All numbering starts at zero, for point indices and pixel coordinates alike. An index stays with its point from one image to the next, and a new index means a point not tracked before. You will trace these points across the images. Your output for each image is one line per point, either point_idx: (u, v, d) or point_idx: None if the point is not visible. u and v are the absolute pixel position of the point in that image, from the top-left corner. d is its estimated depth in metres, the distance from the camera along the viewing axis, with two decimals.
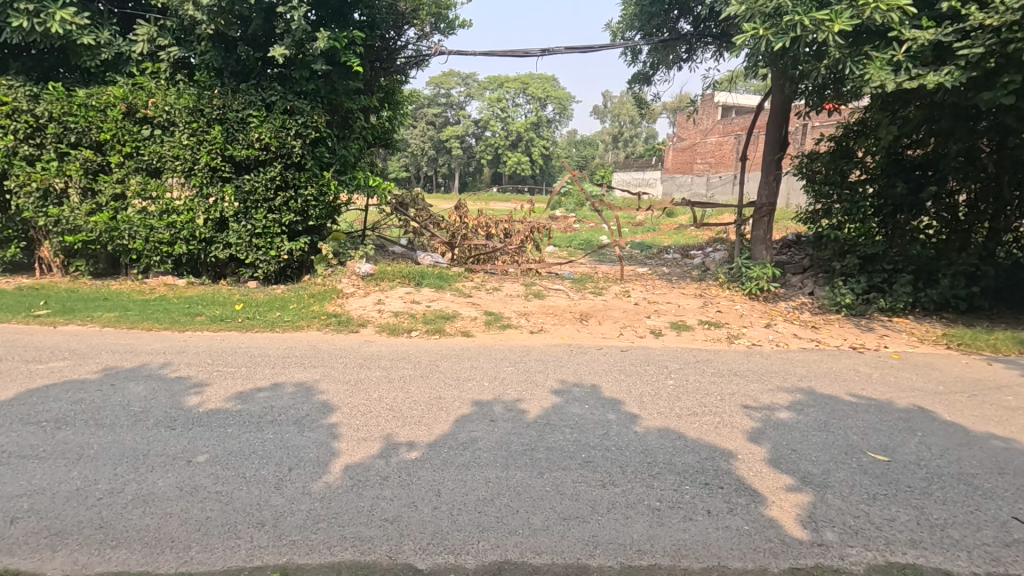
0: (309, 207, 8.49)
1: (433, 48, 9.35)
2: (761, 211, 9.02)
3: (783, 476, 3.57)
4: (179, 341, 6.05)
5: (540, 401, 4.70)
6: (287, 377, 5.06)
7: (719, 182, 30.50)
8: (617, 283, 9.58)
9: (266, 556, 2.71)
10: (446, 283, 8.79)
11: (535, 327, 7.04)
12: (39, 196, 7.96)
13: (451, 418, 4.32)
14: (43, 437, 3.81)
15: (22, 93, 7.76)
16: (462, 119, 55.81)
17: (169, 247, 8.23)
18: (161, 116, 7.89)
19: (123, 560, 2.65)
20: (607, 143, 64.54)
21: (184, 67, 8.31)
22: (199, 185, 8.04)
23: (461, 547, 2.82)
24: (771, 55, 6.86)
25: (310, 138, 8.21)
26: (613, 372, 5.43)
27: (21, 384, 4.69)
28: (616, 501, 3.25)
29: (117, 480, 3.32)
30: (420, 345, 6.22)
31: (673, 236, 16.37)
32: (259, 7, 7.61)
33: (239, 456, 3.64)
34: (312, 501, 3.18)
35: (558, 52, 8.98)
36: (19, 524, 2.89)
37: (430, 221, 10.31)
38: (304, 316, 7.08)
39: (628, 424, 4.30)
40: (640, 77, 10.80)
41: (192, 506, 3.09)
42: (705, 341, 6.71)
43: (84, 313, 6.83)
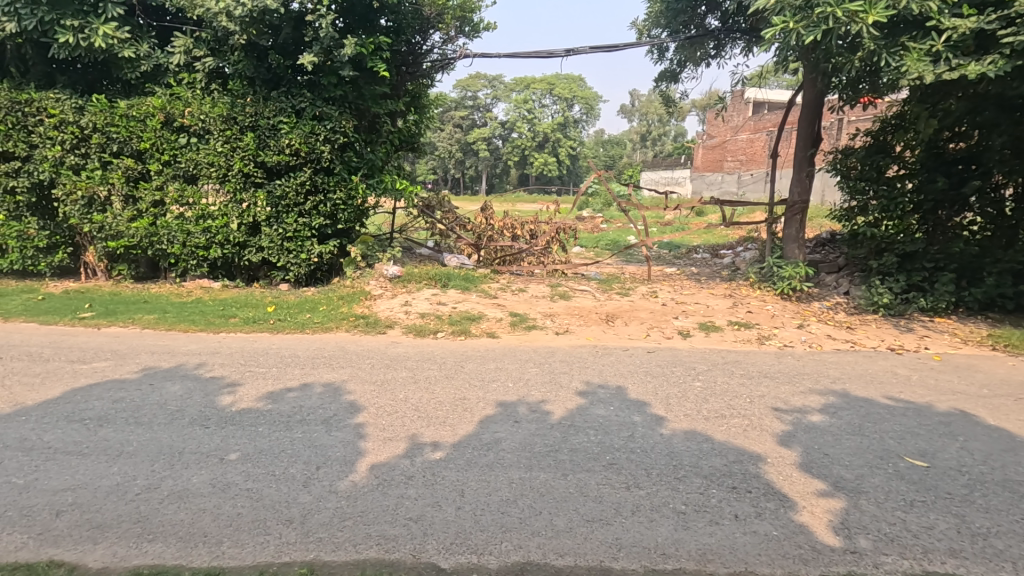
0: (338, 210, 8.69)
1: (458, 52, 9.41)
2: (793, 209, 8.77)
3: (814, 481, 3.48)
4: (214, 342, 6.27)
5: (565, 402, 4.69)
6: (317, 377, 5.18)
7: (751, 180, 29.90)
8: (644, 283, 9.48)
9: (293, 553, 2.77)
10: (472, 285, 8.86)
11: (561, 327, 7.04)
12: (84, 204, 8.32)
13: (476, 418, 4.35)
14: (86, 434, 3.98)
15: (68, 105, 8.11)
16: (489, 121, 56.18)
17: (205, 251, 8.51)
18: (197, 124, 8.15)
19: (158, 553, 2.75)
20: (634, 142, 63.97)
21: (219, 76, 8.55)
22: (233, 191, 8.29)
23: (484, 547, 2.83)
24: (802, 49, 6.70)
25: (338, 143, 8.39)
26: (639, 374, 5.38)
27: (66, 383, 4.92)
28: (640, 504, 3.21)
29: (155, 477, 3.45)
30: (446, 346, 6.28)
31: (703, 235, 16.04)
32: (289, 16, 7.81)
33: (270, 454, 3.74)
34: (339, 499, 3.23)
35: (583, 53, 8.92)
36: (63, 517, 3.03)
37: (456, 222, 10.37)
38: (334, 318, 7.24)
39: (654, 425, 4.26)
40: (666, 75, 10.67)
41: (224, 502, 3.19)
42: (734, 342, 6.60)
43: (126, 316, 7.12)
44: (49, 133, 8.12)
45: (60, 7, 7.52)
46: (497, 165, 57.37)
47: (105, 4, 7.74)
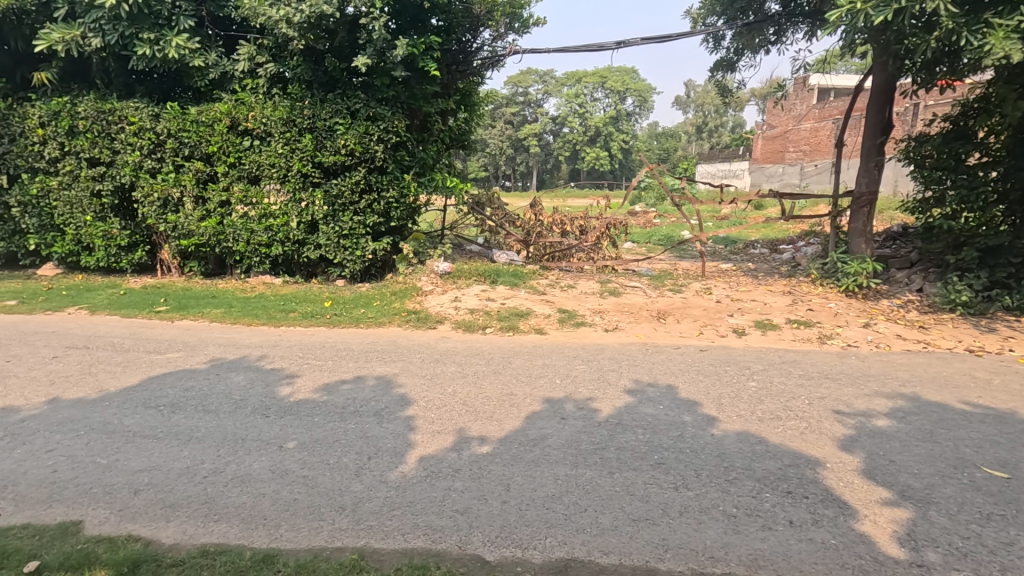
0: (391, 209, 8.94)
1: (507, 48, 9.43)
2: (860, 201, 8.28)
3: (878, 489, 3.29)
4: (275, 335, 6.59)
5: (613, 400, 4.64)
6: (370, 370, 5.35)
7: (815, 172, 28.45)
8: (697, 280, 9.21)
9: (345, 539, 2.88)
10: (520, 280, 8.90)
11: (610, 324, 6.95)
12: (160, 204, 8.91)
13: (522, 414, 4.37)
14: (161, 420, 4.28)
15: (145, 112, 8.70)
16: (540, 117, 56.11)
17: (267, 248, 8.94)
18: (260, 127, 8.54)
19: (223, 533, 2.92)
20: (689, 134, 62.20)
21: (279, 81, 8.92)
22: (292, 190, 8.66)
23: (528, 541, 2.85)
24: (871, 31, 6.31)
25: (391, 142, 8.63)
26: (689, 373, 5.24)
27: (144, 372, 5.30)
28: (688, 505, 3.14)
29: (220, 461, 3.66)
30: (494, 342, 6.34)
31: (762, 230, 15.41)
32: (343, 21, 8.06)
33: (325, 443, 3.90)
34: (388, 489, 3.34)
35: (634, 44, 8.73)
36: (141, 496, 3.27)
37: (505, 219, 10.44)
38: (386, 313, 7.44)
39: (705, 426, 4.14)
40: (722, 65, 10.30)
41: (282, 488, 3.35)
42: (793, 342, 6.31)
43: (196, 310, 7.59)
44: (129, 140, 8.74)
45: (138, 21, 8.06)
46: (548, 160, 57.31)
47: (178, 17, 8.23)
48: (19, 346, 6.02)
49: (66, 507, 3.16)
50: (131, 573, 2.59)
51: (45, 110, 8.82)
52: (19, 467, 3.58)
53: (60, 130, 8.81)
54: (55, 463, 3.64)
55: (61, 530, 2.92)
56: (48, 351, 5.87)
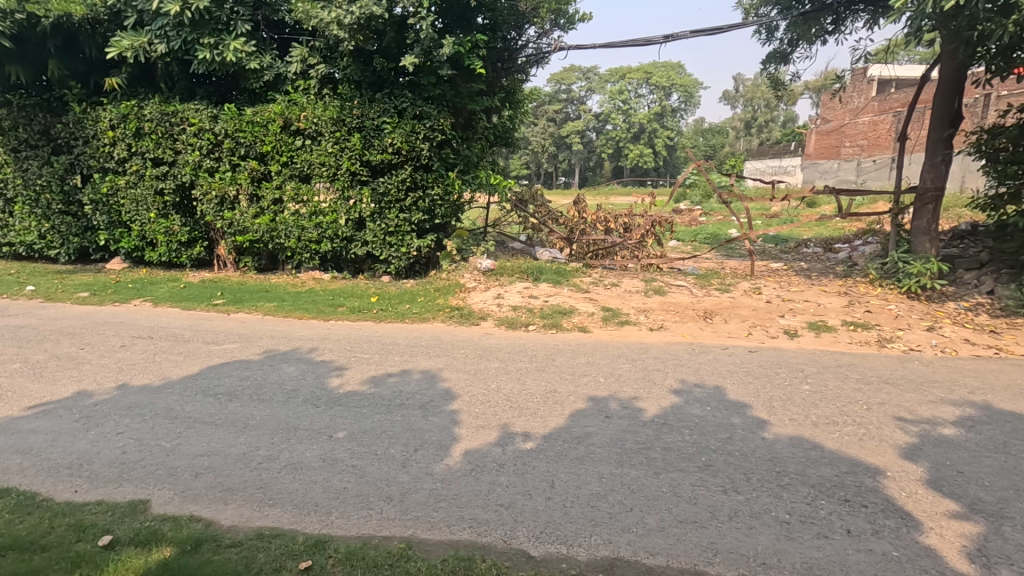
0: (436, 206, 9.08)
1: (553, 45, 9.38)
2: (924, 197, 7.83)
3: (944, 501, 3.11)
4: (325, 328, 6.80)
5: (659, 399, 4.56)
6: (415, 365, 5.44)
7: (873, 167, 27.13)
8: (746, 279, 8.93)
9: (393, 528, 2.94)
10: (564, 278, 8.87)
11: (655, 324, 6.83)
12: (217, 202, 9.31)
13: (566, 411, 4.35)
14: (219, 407, 4.48)
15: (205, 114, 9.10)
16: (582, 114, 55.66)
17: (317, 245, 9.23)
18: (311, 127, 8.81)
19: (277, 518, 3.03)
20: (737, 130, 60.25)
21: (330, 82, 9.16)
22: (341, 188, 8.91)
23: (573, 538, 2.84)
24: (941, 17, 5.96)
25: (437, 140, 8.77)
26: (738, 374, 5.09)
27: (203, 361, 5.57)
28: (738, 509, 3.06)
29: (274, 448, 3.81)
30: (537, 339, 6.34)
31: (815, 229, 14.81)
32: (392, 21, 8.21)
33: (372, 434, 4.00)
34: (434, 481, 3.38)
35: (683, 37, 8.53)
36: (202, 478, 3.44)
37: (548, 217, 10.53)
38: (430, 309, 7.56)
39: (755, 429, 4.02)
40: (775, 57, 9.93)
41: (332, 476, 3.45)
42: (849, 344, 6.04)
43: (250, 303, 7.89)
44: (190, 140, 9.15)
45: (200, 27, 8.43)
46: (590, 157, 56.85)
47: (236, 22, 8.57)
48: (91, 334, 6.43)
49: (134, 486, 3.35)
50: (194, 551, 2.73)
51: (115, 114, 9.35)
52: (92, 447, 3.83)
53: (128, 132, 9.32)
54: (124, 445, 3.86)
55: (130, 507, 3.11)
56: (116, 340, 6.25)
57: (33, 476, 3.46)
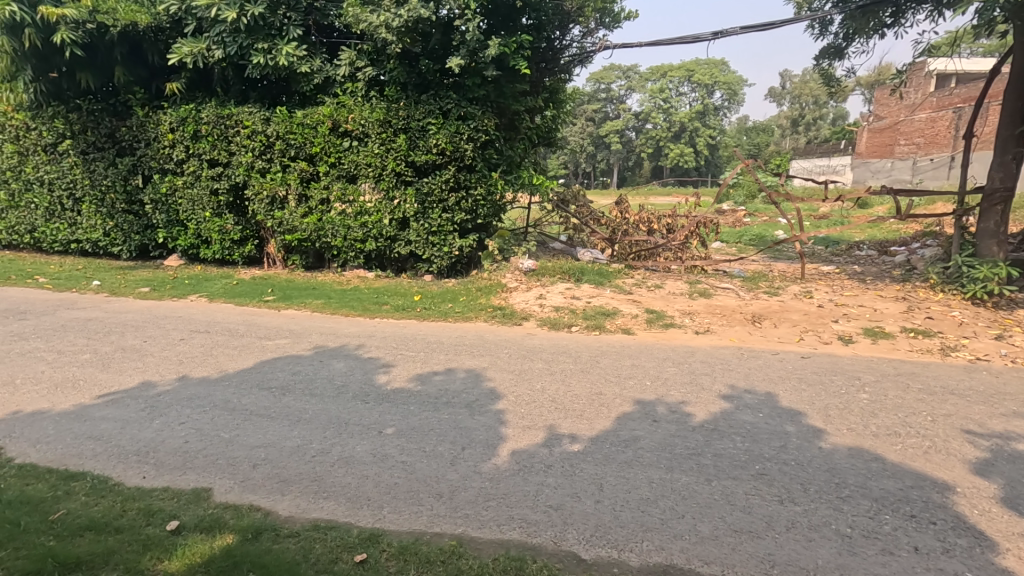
0: (479, 206, 9.14)
1: (597, 44, 9.32)
2: (991, 198, 7.40)
3: (1021, 521, 2.94)
4: (370, 325, 6.95)
5: (708, 405, 4.46)
6: (460, 363, 5.49)
7: (931, 166, 25.90)
8: (796, 282, 8.65)
9: (443, 525, 2.97)
10: (606, 280, 8.79)
11: (702, 327, 6.70)
12: (268, 202, 9.63)
13: (612, 414, 4.31)
14: (272, 401, 4.63)
15: (258, 116, 9.41)
16: (622, 113, 55.05)
17: (362, 244, 9.44)
18: (358, 128, 9.00)
19: (331, 510, 3.12)
20: (784, 128, 58.43)
21: (376, 84, 9.33)
22: (386, 189, 9.09)
23: (624, 543, 2.81)
24: (1015, 8, 5.65)
25: (480, 141, 8.84)
26: (791, 381, 4.93)
27: (257, 356, 5.78)
28: (796, 520, 2.96)
29: (326, 442, 3.91)
30: (581, 340, 6.30)
31: (868, 231, 14.23)
32: (438, 23, 8.32)
33: (420, 431, 4.06)
34: (483, 480, 3.41)
35: (732, 34, 8.32)
36: (259, 469, 3.56)
37: (591, 217, 10.53)
38: (473, 308, 7.62)
39: (811, 438, 3.89)
40: (829, 52, 9.56)
41: (383, 471, 3.52)
42: (909, 352, 5.77)
43: (299, 300, 8.14)
44: (243, 142, 9.47)
45: (254, 33, 8.73)
46: (629, 157, 56.16)
47: (288, 27, 8.82)
48: (152, 328, 6.76)
49: (197, 474, 3.50)
50: (254, 539, 2.82)
51: (174, 117, 9.77)
52: (157, 436, 4.02)
53: (186, 134, 9.73)
54: (187, 435, 4.04)
55: (194, 495, 3.24)
56: (176, 334, 6.54)
57: (104, 461, 3.65)
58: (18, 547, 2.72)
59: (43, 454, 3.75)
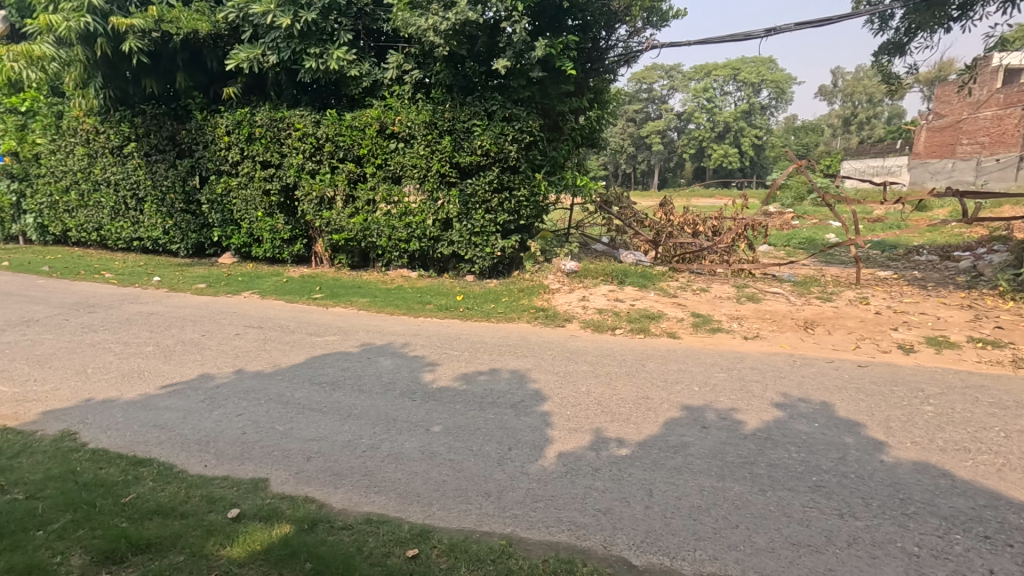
0: (522, 207, 9.17)
1: (644, 43, 9.20)
2: None
3: None
4: (415, 324, 7.05)
5: (760, 413, 4.34)
6: (504, 364, 5.51)
7: (996, 167, 24.48)
8: (851, 288, 8.31)
9: (493, 525, 2.99)
10: (649, 282, 8.67)
11: (750, 332, 6.52)
12: (317, 203, 9.91)
13: (660, 419, 4.24)
14: (323, 396, 4.76)
15: (309, 119, 9.67)
16: (664, 113, 54.21)
17: (406, 244, 9.61)
18: (405, 130, 9.15)
19: (383, 505, 3.18)
20: (835, 128, 56.34)
21: (423, 87, 9.47)
22: (431, 190, 9.22)
23: (676, 551, 2.76)
24: None
25: (525, 142, 8.86)
26: (848, 390, 4.74)
27: (307, 351, 5.95)
28: (858, 536, 2.85)
29: (376, 438, 3.99)
30: (625, 343, 6.23)
31: (928, 235, 13.56)
32: (485, 25, 8.39)
33: (467, 430, 4.09)
34: (530, 481, 3.41)
35: (786, 31, 8.06)
36: (313, 462, 3.67)
37: (634, 219, 10.35)
38: (515, 309, 7.64)
39: (871, 450, 3.73)
40: (889, 48, 9.15)
41: (432, 469, 3.56)
42: (978, 364, 5.46)
43: (346, 298, 8.35)
44: (295, 144, 9.76)
45: (307, 38, 8.98)
46: (670, 158, 55.25)
47: (339, 32, 9.04)
48: (210, 323, 7.05)
49: (255, 464, 3.63)
50: (311, 530, 2.90)
51: (230, 120, 10.16)
52: (216, 426, 4.18)
53: (241, 137, 10.10)
54: (244, 426, 4.20)
55: (252, 484, 3.36)
56: (232, 329, 6.80)
57: (169, 449, 3.83)
58: (94, 527, 2.89)
59: (113, 440, 3.96)
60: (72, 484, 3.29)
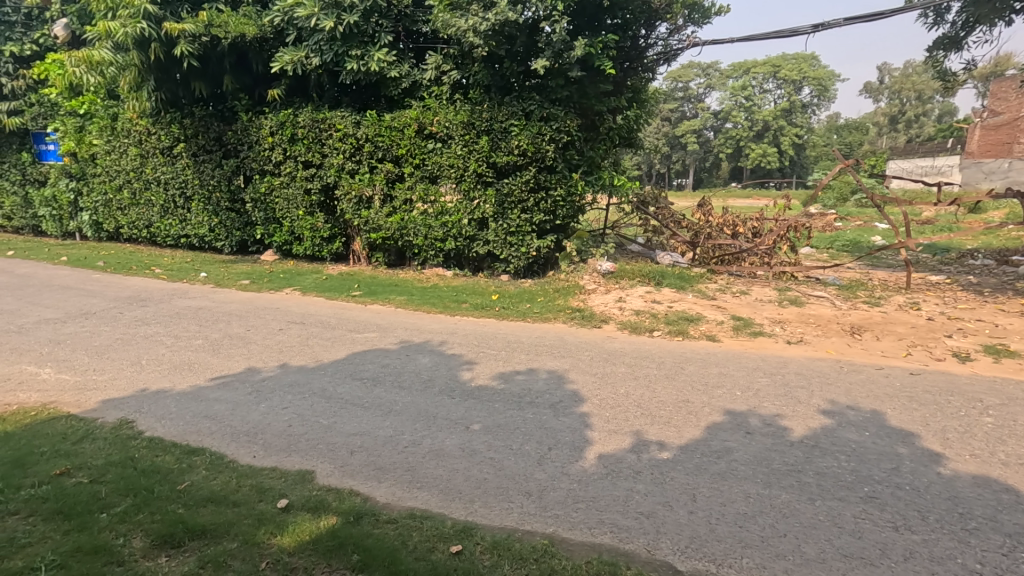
0: (558, 206, 9.17)
1: (685, 41, 9.07)
2: None
3: None
4: (451, 323, 7.12)
5: (806, 419, 4.22)
6: (541, 364, 5.51)
7: None
8: (901, 293, 8.00)
9: (534, 524, 3.00)
10: (687, 284, 8.53)
11: (794, 336, 6.35)
12: (356, 202, 10.09)
13: (701, 423, 4.17)
14: (365, 391, 4.85)
15: (349, 120, 9.84)
16: (700, 112, 53.27)
17: (441, 243, 9.71)
18: (443, 131, 9.23)
19: (425, 500, 3.22)
20: (881, 126, 54.32)
21: (461, 87, 9.55)
22: (467, 189, 9.28)
23: (722, 557, 2.72)
24: None
25: (562, 142, 8.85)
26: (900, 399, 4.57)
27: (347, 347, 6.07)
28: (915, 550, 2.74)
29: (417, 434, 4.04)
30: (663, 345, 6.14)
31: (983, 238, 12.95)
32: (524, 25, 8.41)
33: (507, 429, 4.11)
34: (571, 481, 3.40)
35: (834, 26, 7.82)
36: (356, 456, 3.74)
37: (671, 220, 10.18)
38: (551, 309, 7.63)
39: (927, 462, 3.58)
40: (943, 43, 8.77)
41: (472, 466, 3.59)
42: None
43: (384, 296, 8.48)
44: (335, 144, 9.96)
45: (349, 40, 9.16)
46: (706, 158, 54.25)
47: (380, 34, 9.19)
48: (254, 318, 7.27)
49: (301, 457, 3.73)
50: (356, 522, 2.96)
51: (274, 122, 10.43)
52: (264, 419, 4.31)
53: (284, 138, 10.36)
54: (290, 419, 4.31)
55: (300, 476, 3.46)
56: (276, 324, 7.00)
57: (219, 439, 3.97)
58: (153, 511, 3.02)
59: (167, 429, 4.12)
60: (132, 470, 3.45)
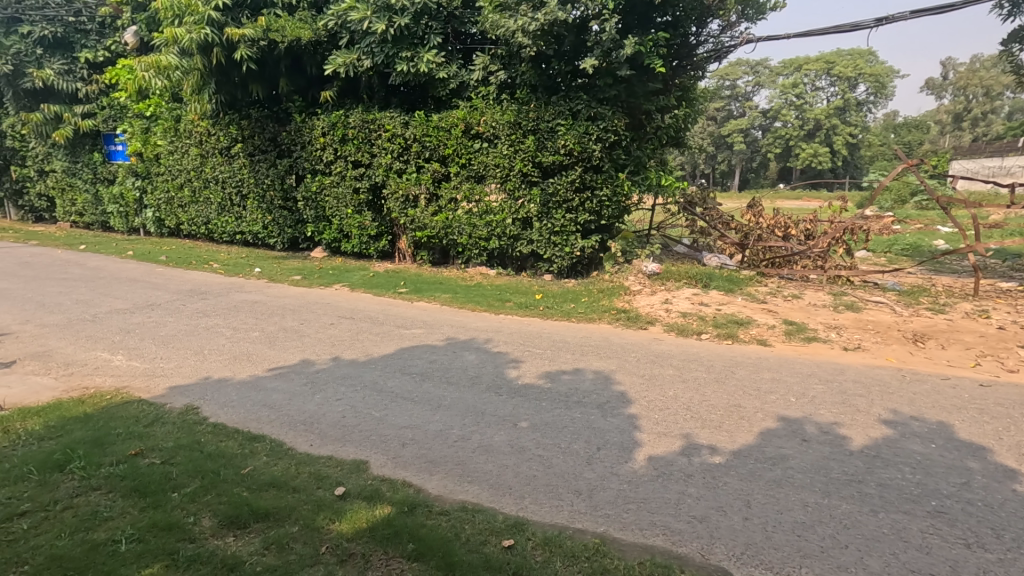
0: (603, 206, 9.12)
1: (738, 37, 8.85)
2: None
3: None
4: (496, 321, 7.18)
5: (866, 429, 4.07)
6: (588, 364, 5.49)
7: None
8: (967, 299, 7.59)
9: (585, 522, 3.00)
10: (737, 287, 8.33)
11: (851, 342, 6.11)
12: (403, 201, 10.29)
13: (754, 429, 4.08)
14: (414, 386, 4.95)
15: (398, 121, 10.03)
16: (748, 111, 51.82)
17: (485, 241, 9.79)
18: (489, 130, 9.30)
19: (476, 494, 3.27)
20: (944, 124, 51.51)
21: (507, 87, 9.60)
22: (512, 189, 9.33)
23: (780, 566, 2.65)
24: None
25: (609, 141, 8.79)
26: (969, 411, 4.34)
27: (396, 343, 6.21)
28: (988, 569, 2.61)
29: (466, 429, 4.10)
30: (712, 349, 6.02)
31: None
32: (573, 24, 8.39)
33: (555, 427, 4.12)
34: (621, 482, 3.39)
35: (900, 19, 7.46)
36: (408, 448, 3.82)
37: (720, 221, 9.95)
38: (596, 309, 7.59)
39: (1000, 478, 3.40)
40: (1020, 36, 8.24)
41: (521, 463, 3.62)
42: None
43: (429, 294, 8.62)
44: (384, 144, 10.17)
45: (399, 42, 9.34)
46: (753, 158, 52.74)
47: (429, 36, 9.33)
48: (306, 312, 7.52)
49: (355, 447, 3.84)
50: (410, 512, 3.03)
51: (326, 123, 10.74)
52: (319, 409, 4.46)
53: (336, 138, 10.65)
54: (343, 410, 4.44)
55: (354, 465, 3.57)
56: (327, 319, 7.21)
57: (278, 427, 4.13)
58: (219, 493, 3.17)
59: (229, 416, 4.32)
60: (199, 453, 3.63)
